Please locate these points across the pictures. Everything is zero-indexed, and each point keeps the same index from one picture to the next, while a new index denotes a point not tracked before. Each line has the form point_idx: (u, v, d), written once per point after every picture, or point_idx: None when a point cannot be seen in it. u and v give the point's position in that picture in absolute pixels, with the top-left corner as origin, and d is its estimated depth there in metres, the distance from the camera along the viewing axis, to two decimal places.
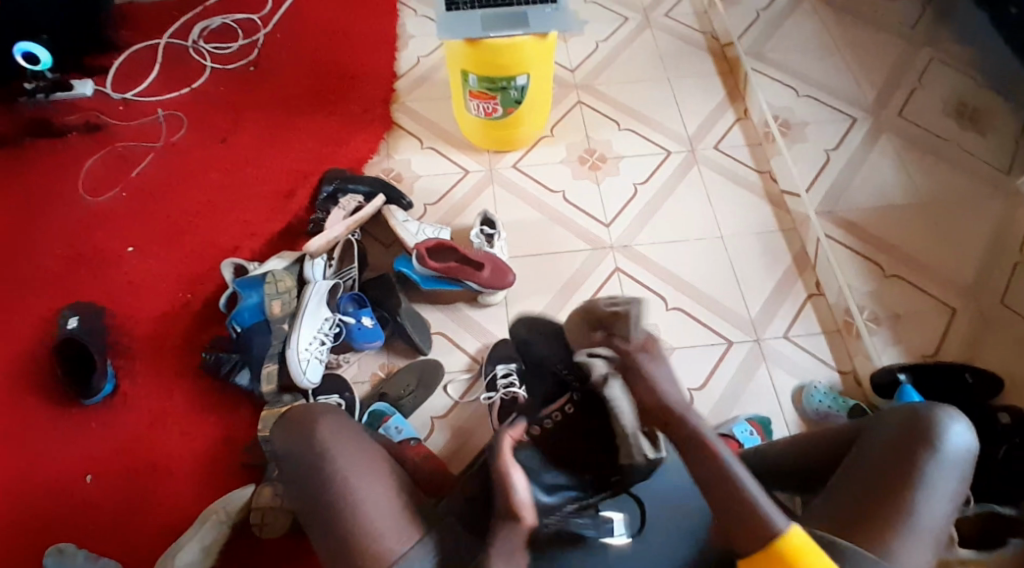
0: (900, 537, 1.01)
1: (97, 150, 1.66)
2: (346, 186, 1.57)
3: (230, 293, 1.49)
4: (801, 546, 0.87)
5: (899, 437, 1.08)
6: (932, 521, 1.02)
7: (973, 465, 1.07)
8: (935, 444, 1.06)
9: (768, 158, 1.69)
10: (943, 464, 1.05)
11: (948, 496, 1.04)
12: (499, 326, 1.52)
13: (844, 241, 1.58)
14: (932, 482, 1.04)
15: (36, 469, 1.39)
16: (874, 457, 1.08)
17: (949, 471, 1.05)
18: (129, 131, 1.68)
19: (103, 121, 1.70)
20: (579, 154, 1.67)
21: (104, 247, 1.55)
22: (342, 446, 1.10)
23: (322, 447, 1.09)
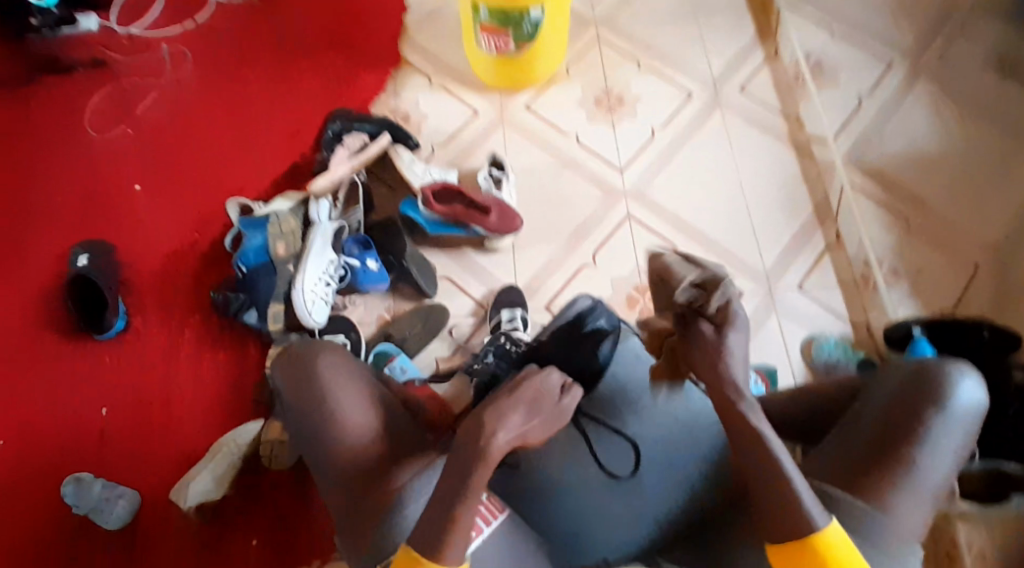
0: (900, 492, 0.98)
1: (101, 87, 1.65)
2: (352, 126, 1.56)
3: (235, 234, 1.51)
4: (838, 547, 0.83)
5: (902, 389, 1.04)
6: (933, 477, 0.99)
7: (981, 422, 1.02)
8: (943, 399, 1.01)
9: (796, 102, 1.61)
10: (948, 421, 1.00)
11: (952, 452, 1.00)
12: (505, 272, 1.50)
13: (869, 191, 1.53)
14: (936, 437, 1.00)
15: (54, 401, 1.44)
16: (879, 410, 1.04)
17: (955, 426, 1.01)
18: (135, 67, 1.67)
19: (109, 56, 1.68)
20: (595, 95, 1.61)
21: (112, 186, 1.56)
22: (339, 383, 1.14)
23: (317, 385, 1.13)
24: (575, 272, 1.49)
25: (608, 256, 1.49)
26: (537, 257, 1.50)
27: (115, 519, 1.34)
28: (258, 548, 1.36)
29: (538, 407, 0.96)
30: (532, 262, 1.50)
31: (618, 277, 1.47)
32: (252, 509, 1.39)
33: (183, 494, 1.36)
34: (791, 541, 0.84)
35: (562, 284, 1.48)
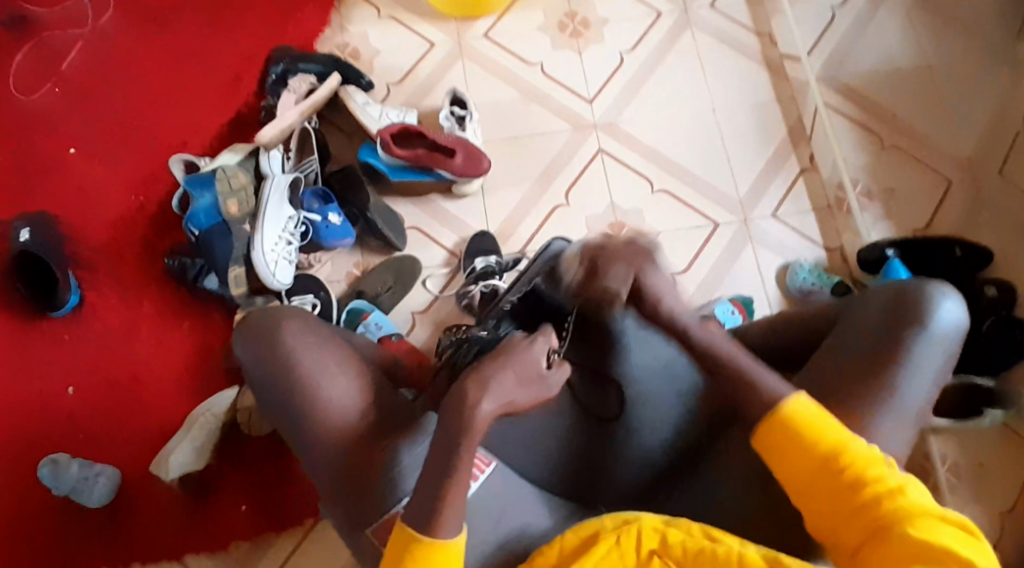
0: (882, 417, 0.93)
1: (21, 41, 1.49)
2: (297, 67, 1.44)
3: (181, 194, 1.40)
4: (812, 417, 0.80)
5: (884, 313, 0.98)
6: (914, 400, 0.94)
7: (963, 340, 0.95)
8: (922, 321, 0.96)
9: (768, 18, 1.55)
10: (926, 342, 0.95)
11: (931, 373, 0.95)
12: (476, 218, 1.44)
13: (844, 110, 1.49)
14: (915, 359, 0.95)
15: (13, 386, 1.36)
16: (855, 336, 0.99)
17: (936, 347, 0.95)
18: (52, 17, 1.51)
19: (25, 8, 1.51)
20: (559, 19, 1.52)
21: (44, 151, 1.44)
22: (310, 349, 1.05)
23: (286, 355, 1.05)
24: (549, 214, 1.44)
25: (581, 194, 1.44)
26: (508, 200, 1.44)
27: (97, 498, 1.29)
28: (248, 514, 1.33)
29: (522, 372, 0.89)
30: (503, 205, 1.44)
31: (592, 216, 1.43)
32: (234, 479, 1.35)
33: (164, 467, 1.31)
34: (768, 420, 0.81)
35: (536, 227, 1.43)
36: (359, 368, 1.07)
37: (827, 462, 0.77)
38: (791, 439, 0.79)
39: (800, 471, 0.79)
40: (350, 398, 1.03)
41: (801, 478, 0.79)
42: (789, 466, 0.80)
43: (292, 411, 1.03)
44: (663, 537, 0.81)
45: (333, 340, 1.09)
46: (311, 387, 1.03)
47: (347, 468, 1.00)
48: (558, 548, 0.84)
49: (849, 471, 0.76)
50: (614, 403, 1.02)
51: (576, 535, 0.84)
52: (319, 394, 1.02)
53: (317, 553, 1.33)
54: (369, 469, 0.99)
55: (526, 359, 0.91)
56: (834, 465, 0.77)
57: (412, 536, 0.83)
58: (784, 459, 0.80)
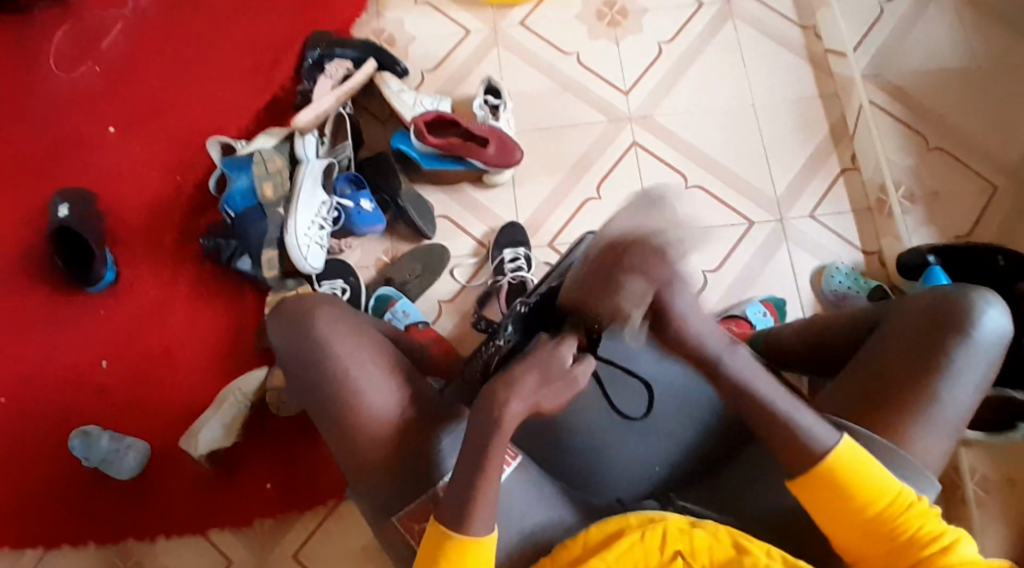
0: (923, 426, 0.97)
1: (65, 20, 1.52)
2: (334, 52, 1.44)
3: (219, 174, 1.41)
4: (852, 465, 0.84)
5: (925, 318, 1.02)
6: (957, 407, 0.98)
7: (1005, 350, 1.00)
8: (964, 330, 1.00)
9: (813, 12, 1.50)
10: (970, 350, 0.99)
11: (976, 380, 0.99)
12: (506, 209, 1.43)
13: (889, 108, 1.45)
14: (958, 367, 0.98)
15: (51, 359, 1.40)
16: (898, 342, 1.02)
17: (978, 354, 0.99)
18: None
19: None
20: (596, 9, 1.50)
21: (85, 129, 1.47)
22: (340, 335, 1.04)
23: (318, 340, 1.04)
24: (579, 207, 1.42)
25: (613, 188, 1.42)
26: (539, 190, 1.43)
27: (127, 469, 1.32)
28: (273, 492, 1.36)
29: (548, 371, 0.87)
30: (533, 196, 1.43)
31: (623, 211, 1.41)
32: (261, 456, 1.38)
33: (193, 444, 1.31)
34: (806, 472, 0.85)
35: (566, 219, 1.42)
36: (389, 356, 1.06)
37: (878, 520, 0.83)
38: (834, 488, 0.84)
39: (844, 521, 0.84)
40: (379, 387, 1.02)
41: (848, 533, 0.84)
42: (833, 515, 0.85)
43: (320, 395, 1.02)
44: (688, 538, 0.82)
45: (362, 326, 1.08)
46: (339, 373, 1.02)
47: (377, 454, 1.00)
48: (582, 542, 0.86)
49: (901, 527, 0.83)
50: (639, 403, 1.15)
51: (601, 529, 0.86)
52: (348, 381, 1.01)
53: (338, 532, 1.34)
54: (395, 459, 0.99)
55: (550, 359, 0.88)
56: (882, 516, 0.83)
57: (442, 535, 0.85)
58: (828, 510, 0.85)
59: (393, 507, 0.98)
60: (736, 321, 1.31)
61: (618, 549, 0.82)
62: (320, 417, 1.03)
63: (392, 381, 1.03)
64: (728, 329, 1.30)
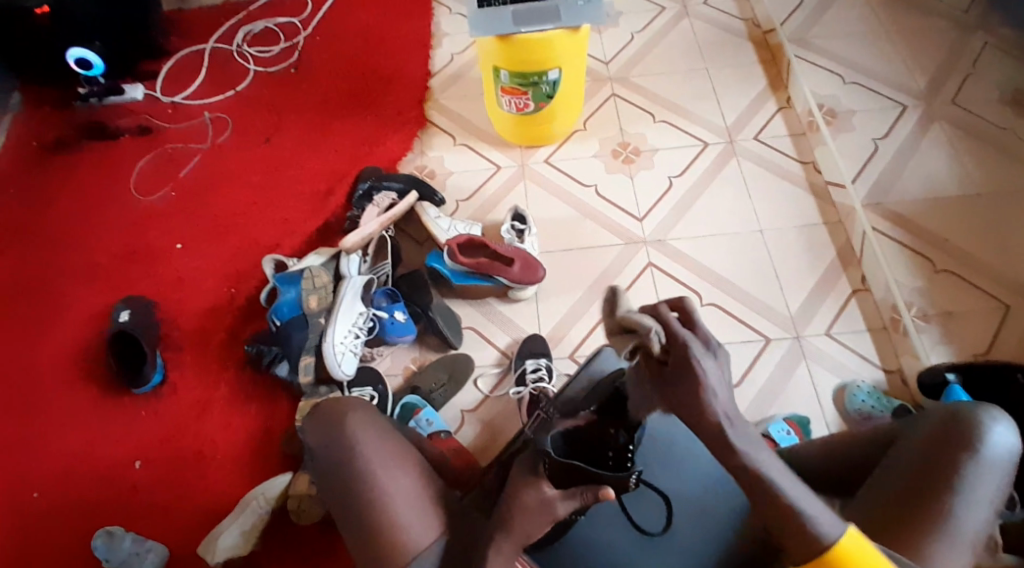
0: (941, 541, 0.99)
1: (151, 150, 1.75)
2: (381, 184, 1.61)
3: (270, 288, 1.55)
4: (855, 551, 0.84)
5: (939, 441, 1.05)
6: (972, 527, 1.00)
7: (1013, 470, 1.04)
8: (975, 447, 1.03)
9: (811, 149, 1.65)
10: (981, 468, 1.02)
11: (989, 500, 1.02)
12: (529, 322, 1.52)
13: (891, 234, 1.52)
14: (971, 487, 1.01)
15: (89, 457, 1.45)
16: (912, 463, 1.05)
17: (991, 473, 1.03)
18: (178, 133, 1.77)
19: (154, 124, 1.78)
20: (612, 148, 1.67)
21: (156, 246, 1.64)
22: (369, 434, 1.13)
23: (352, 438, 1.12)
24: (598, 320, 1.50)
25: (631, 303, 1.51)
26: (561, 305, 1.52)
27: None
28: None
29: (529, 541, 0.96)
30: (555, 309, 1.52)
31: None
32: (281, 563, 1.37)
33: (211, 550, 1.32)
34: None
35: (585, 331, 1.50)
36: (416, 460, 1.14)
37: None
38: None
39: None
40: (399, 478, 1.10)
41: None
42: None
43: (349, 490, 1.09)
44: None
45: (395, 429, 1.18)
46: (373, 470, 1.10)
47: (394, 544, 1.04)
48: None
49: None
50: (659, 515, 1.14)
51: None
52: (384, 480, 1.09)
53: None
54: (428, 543, 1.05)
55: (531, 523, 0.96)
56: None
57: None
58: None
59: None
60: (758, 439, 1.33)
61: None
62: (349, 514, 1.08)
63: (419, 478, 1.11)
64: None
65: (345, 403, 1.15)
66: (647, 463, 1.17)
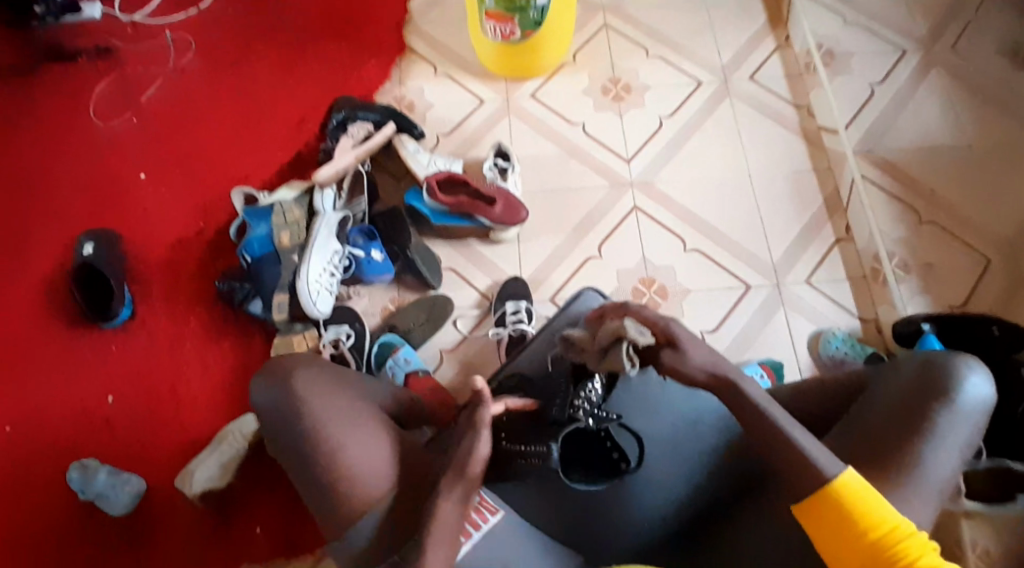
0: (906, 487, 0.97)
1: (109, 73, 1.65)
2: (357, 115, 1.54)
3: (238, 223, 1.49)
4: (859, 492, 0.87)
5: (910, 391, 1.02)
6: (939, 474, 0.98)
7: (987, 418, 1.00)
8: (947, 397, 1.00)
9: (807, 92, 1.60)
10: (952, 419, 0.99)
11: (957, 450, 0.99)
12: (511, 264, 1.49)
13: (880, 182, 1.50)
14: (940, 436, 0.99)
15: (59, 393, 1.43)
16: (885, 413, 1.03)
17: (962, 420, 1.00)
18: (138, 54, 1.66)
19: (112, 44, 1.67)
20: (602, 84, 1.61)
21: (119, 175, 1.56)
22: (319, 395, 1.05)
23: (299, 400, 1.04)
24: (580, 264, 1.47)
25: (614, 247, 1.48)
26: (543, 247, 1.49)
27: (120, 505, 1.32)
28: (262, 536, 1.33)
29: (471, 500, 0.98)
30: (537, 252, 1.49)
31: (624, 270, 1.47)
32: (259, 499, 1.36)
33: (189, 482, 1.33)
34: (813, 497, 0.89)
35: (567, 275, 1.47)
36: (367, 412, 1.07)
37: (875, 549, 0.85)
38: (839, 513, 0.87)
39: (844, 549, 0.86)
40: (358, 429, 1.04)
41: (849, 559, 0.86)
42: (836, 543, 0.87)
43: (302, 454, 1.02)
44: None
45: (349, 381, 1.10)
46: (323, 432, 1.02)
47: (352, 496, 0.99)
48: None
49: (897, 556, 0.84)
50: (633, 449, 1.11)
51: None
52: (337, 438, 1.02)
53: None
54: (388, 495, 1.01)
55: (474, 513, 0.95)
56: (879, 543, 0.85)
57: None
58: (831, 535, 0.87)
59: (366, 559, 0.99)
60: None
61: None
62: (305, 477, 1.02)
63: (378, 432, 1.05)
64: None
65: (291, 365, 1.07)
66: (624, 406, 1.18)
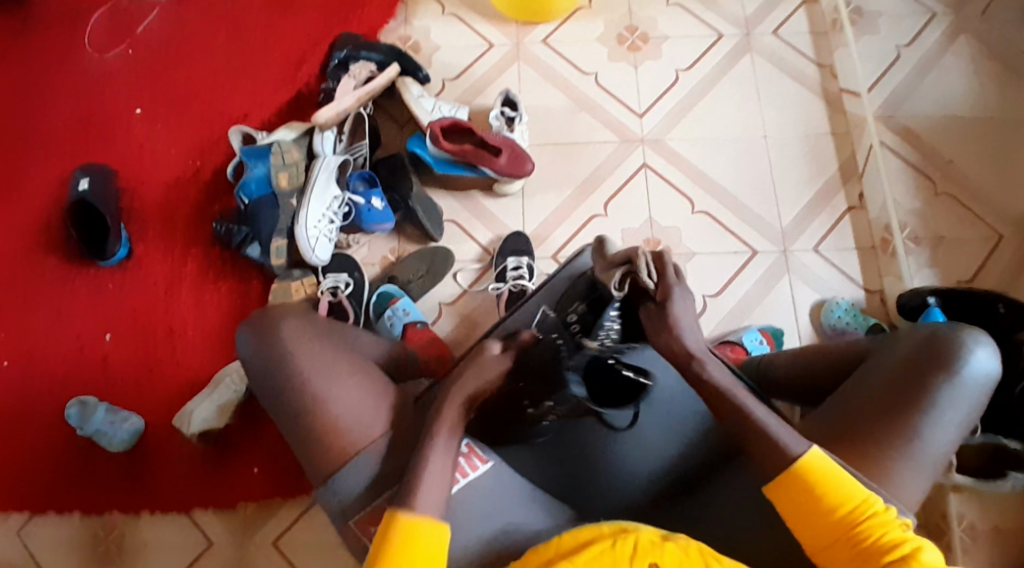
0: (900, 461, 0.96)
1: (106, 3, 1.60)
2: (359, 54, 1.49)
3: (237, 162, 1.46)
4: (824, 471, 0.87)
5: (913, 362, 1.01)
6: (936, 448, 0.97)
7: (989, 394, 1.00)
8: (950, 370, 0.99)
9: (831, 50, 1.53)
10: (953, 391, 0.98)
11: (956, 423, 0.98)
12: (514, 219, 1.46)
13: (899, 150, 1.46)
14: (941, 409, 0.98)
15: (56, 328, 1.43)
16: (885, 382, 1.02)
17: (963, 394, 0.99)
18: None
19: None
20: (618, 31, 1.54)
21: (116, 110, 1.53)
22: (302, 343, 1.03)
23: (282, 350, 1.02)
24: (585, 222, 1.44)
25: (619, 206, 1.45)
26: (547, 204, 1.46)
27: (118, 443, 1.33)
28: (261, 475, 1.35)
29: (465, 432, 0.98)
30: (541, 208, 1.46)
31: (628, 229, 1.44)
32: (251, 441, 1.37)
33: (186, 422, 1.33)
34: (780, 478, 0.88)
35: (571, 232, 1.44)
36: (354, 362, 1.04)
37: (841, 525, 0.85)
38: (806, 492, 0.87)
39: (814, 527, 0.86)
40: (341, 374, 1.01)
41: (817, 537, 0.86)
42: (806, 523, 0.87)
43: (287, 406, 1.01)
44: (659, 551, 0.88)
45: (332, 333, 1.08)
46: (310, 383, 1.00)
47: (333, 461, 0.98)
48: (555, 547, 0.91)
49: (864, 533, 0.84)
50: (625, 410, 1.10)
51: (574, 538, 0.92)
52: (320, 386, 1.00)
53: (316, 526, 1.33)
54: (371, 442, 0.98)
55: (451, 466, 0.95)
56: (844, 521, 0.85)
57: (393, 515, 0.90)
58: (800, 513, 0.87)
59: (352, 508, 0.97)
60: (730, 347, 1.33)
61: (592, 552, 0.88)
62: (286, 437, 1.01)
63: (362, 382, 1.02)
64: (723, 353, 1.32)
65: (275, 316, 1.04)
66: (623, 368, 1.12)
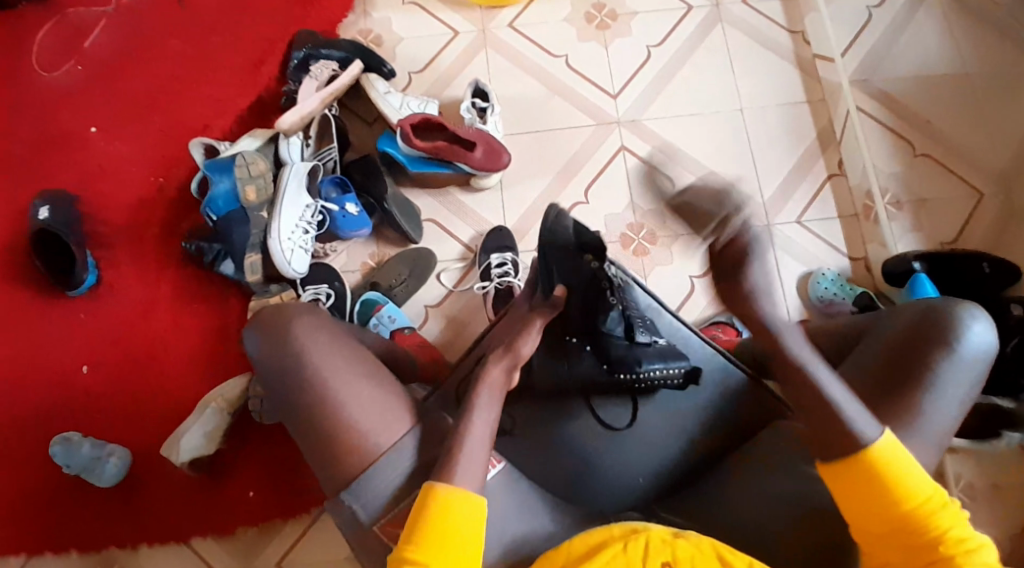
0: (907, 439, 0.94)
1: (48, 16, 1.51)
2: (319, 52, 1.44)
3: (201, 177, 1.39)
4: (893, 459, 0.82)
5: (908, 336, 0.98)
6: (939, 423, 0.94)
7: (988, 368, 0.96)
8: (948, 345, 0.96)
9: (802, 16, 1.51)
10: (952, 365, 0.95)
11: (958, 397, 0.95)
12: (493, 213, 1.43)
13: (877, 115, 1.45)
14: (941, 385, 0.95)
15: (30, 365, 1.37)
16: (882, 359, 0.99)
17: (962, 367, 0.95)
18: None
19: None
20: (585, 11, 1.51)
21: (70, 129, 1.45)
22: (319, 341, 0.97)
23: (297, 349, 0.95)
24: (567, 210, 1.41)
25: (600, 191, 1.42)
26: (526, 194, 1.43)
27: (108, 477, 1.29)
28: (257, 499, 1.32)
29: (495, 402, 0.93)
30: (521, 199, 1.43)
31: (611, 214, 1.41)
32: (245, 463, 1.34)
33: (174, 450, 1.27)
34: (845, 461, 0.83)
35: None
36: (371, 360, 0.99)
37: (907, 519, 0.81)
38: (870, 482, 0.83)
39: (875, 518, 0.83)
40: (362, 373, 0.96)
41: (876, 527, 0.83)
42: (865, 510, 0.83)
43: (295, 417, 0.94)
44: (670, 549, 0.85)
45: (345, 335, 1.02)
46: (326, 382, 0.94)
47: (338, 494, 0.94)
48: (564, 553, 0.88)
49: (928, 527, 0.81)
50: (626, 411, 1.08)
51: (585, 541, 0.88)
52: (338, 386, 0.93)
53: (319, 542, 1.31)
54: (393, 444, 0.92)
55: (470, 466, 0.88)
56: (912, 515, 0.81)
57: (432, 485, 0.84)
58: (855, 500, 0.84)
59: (376, 514, 0.91)
60: (721, 326, 1.31)
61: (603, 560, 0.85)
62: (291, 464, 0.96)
63: (380, 383, 0.97)
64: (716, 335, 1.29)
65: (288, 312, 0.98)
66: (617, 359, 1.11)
